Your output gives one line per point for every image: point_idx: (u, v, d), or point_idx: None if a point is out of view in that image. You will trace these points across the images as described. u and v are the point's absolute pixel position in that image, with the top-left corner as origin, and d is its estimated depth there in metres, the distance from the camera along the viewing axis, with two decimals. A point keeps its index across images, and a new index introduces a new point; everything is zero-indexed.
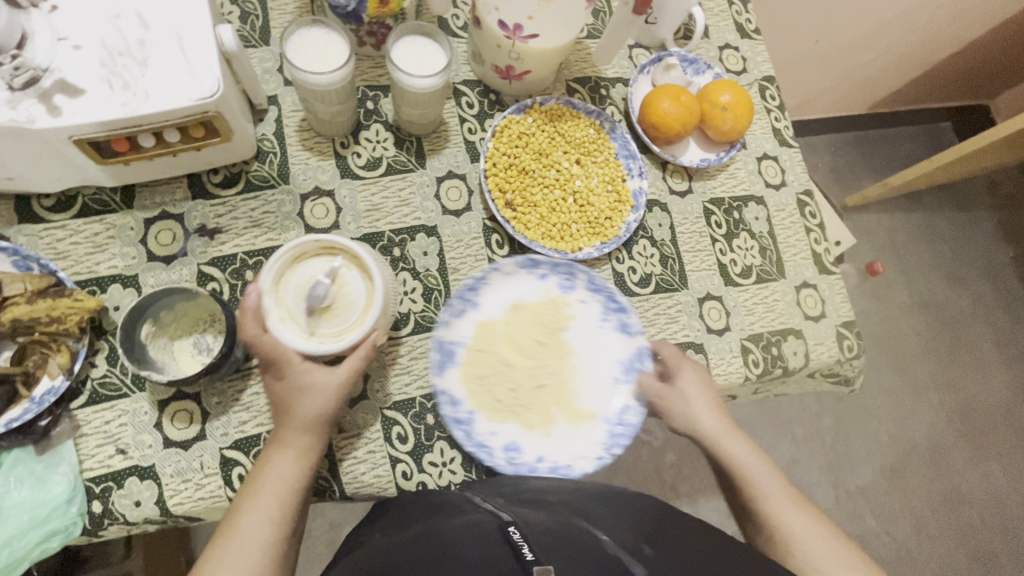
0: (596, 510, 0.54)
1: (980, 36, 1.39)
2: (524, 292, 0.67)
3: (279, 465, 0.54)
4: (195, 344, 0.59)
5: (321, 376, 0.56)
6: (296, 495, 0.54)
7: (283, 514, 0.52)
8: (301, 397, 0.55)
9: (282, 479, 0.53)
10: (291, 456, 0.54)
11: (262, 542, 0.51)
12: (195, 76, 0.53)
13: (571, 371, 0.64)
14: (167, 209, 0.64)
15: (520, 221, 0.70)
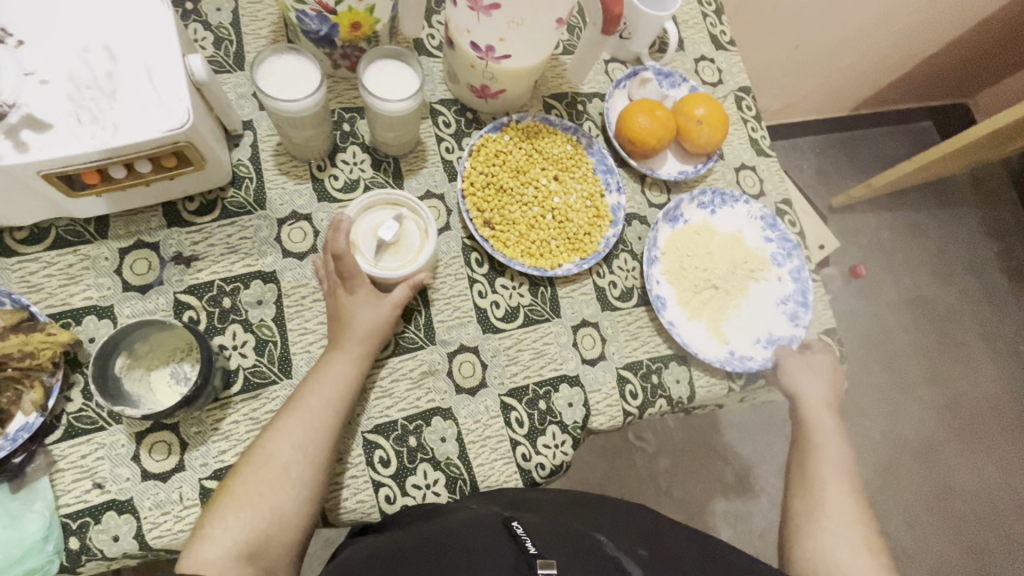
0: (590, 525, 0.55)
1: (953, 38, 1.41)
2: (750, 234, 0.81)
3: (337, 365, 0.59)
4: (172, 374, 0.59)
5: (379, 303, 0.62)
6: (349, 394, 0.59)
7: (340, 400, 0.58)
8: (360, 310, 0.61)
9: (341, 374, 0.59)
10: (348, 358, 0.60)
11: (320, 426, 0.56)
12: (163, 107, 0.53)
13: (762, 310, 0.77)
14: (142, 238, 0.64)
15: (499, 239, 0.71)
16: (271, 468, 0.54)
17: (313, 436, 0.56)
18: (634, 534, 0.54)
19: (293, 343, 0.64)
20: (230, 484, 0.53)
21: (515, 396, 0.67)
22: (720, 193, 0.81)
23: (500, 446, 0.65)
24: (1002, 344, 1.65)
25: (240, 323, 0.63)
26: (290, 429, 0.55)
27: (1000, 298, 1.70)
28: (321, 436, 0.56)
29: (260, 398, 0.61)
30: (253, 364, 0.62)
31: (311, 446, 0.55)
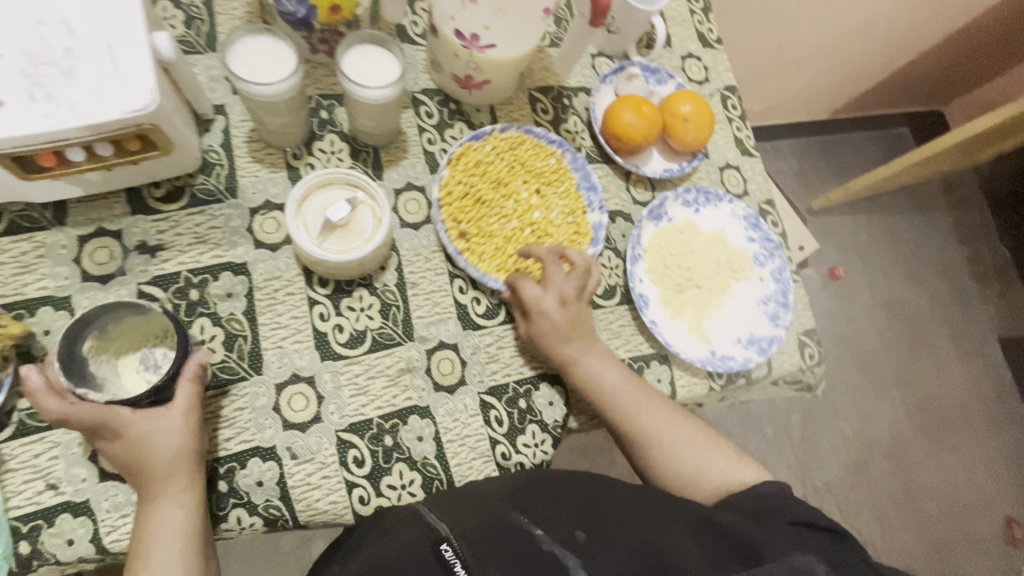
0: (567, 498, 0.53)
1: (931, 46, 1.44)
2: (733, 234, 0.81)
3: (166, 519, 0.51)
4: (142, 360, 0.54)
5: (168, 420, 0.52)
6: (195, 544, 0.51)
7: (191, 554, 0.50)
8: (151, 439, 0.51)
9: (168, 529, 0.50)
10: (172, 503, 0.51)
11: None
12: (126, 86, 0.50)
13: (745, 309, 0.77)
14: (103, 226, 0.61)
15: (474, 253, 0.68)
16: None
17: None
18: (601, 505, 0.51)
19: (264, 338, 0.61)
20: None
21: (495, 395, 0.66)
22: (704, 191, 0.81)
23: (479, 445, 0.64)
24: (970, 346, 1.70)
25: (209, 316, 0.60)
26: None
27: (969, 301, 1.74)
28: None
29: (228, 395, 0.58)
30: (221, 359, 0.59)
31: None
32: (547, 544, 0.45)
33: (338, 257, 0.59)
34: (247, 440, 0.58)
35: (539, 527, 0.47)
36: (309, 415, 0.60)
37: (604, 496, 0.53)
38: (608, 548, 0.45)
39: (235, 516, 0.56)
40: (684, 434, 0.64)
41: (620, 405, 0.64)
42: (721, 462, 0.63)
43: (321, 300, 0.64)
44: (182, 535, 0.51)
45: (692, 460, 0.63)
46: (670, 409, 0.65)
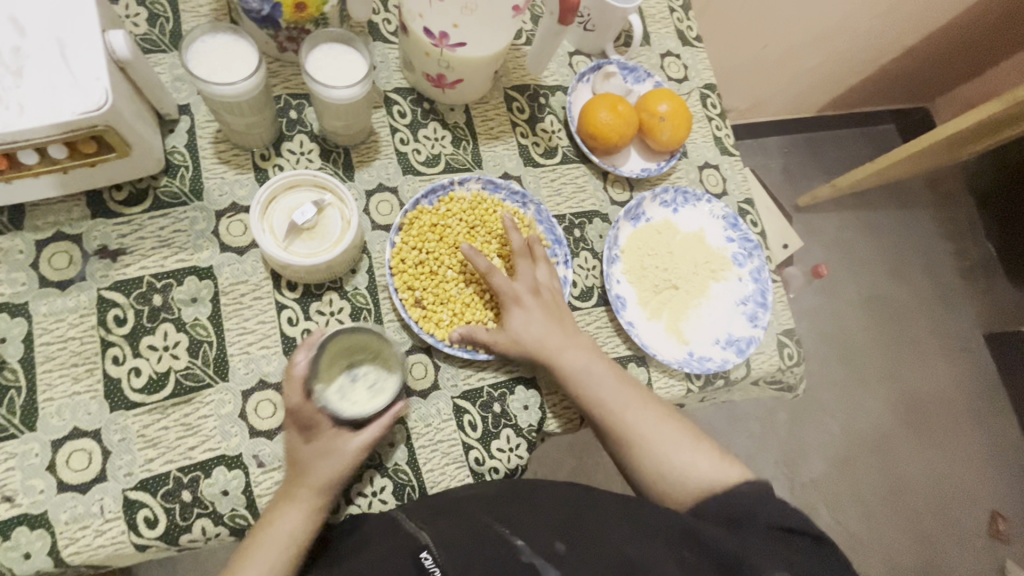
0: (544, 504, 0.51)
1: (915, 43, 1.44)
2: (711, 234, 0.80)
3: (286, 519, 0.52)
4: (349, 376, 0.56)
5: (347, 440, 0.55)
6: (295, 558, 0.52)
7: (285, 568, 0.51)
8: (322, 458, 0.54)
9: (282, 533, 0.52)
10: (301, 511, 0.53)
11: None
12: (77, 86, 0.48)
13: (724, 310, 0.77)
14: (63, 230, 0.59)
15: (430, 319, 0.65)
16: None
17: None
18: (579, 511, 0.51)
19: (230, 343, 0.60)
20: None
21: (469, 399, 0.65)
22: (683, 191, 0.80)
23: (452, 450, 0.63)
24: (955, 342, 1.71)
25: (172, 322, 0.59)
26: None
27: (954, 297, 1.75)
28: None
29: (191, 403, 0.57)
30: (186, 366, 0.58)
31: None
32: (528, 556, 0.44)
33: (303, 261, 0.57)
34: (212, 448, 0.56)
35: (520, 537, 0.46)
36: (277, 422, 0.59)
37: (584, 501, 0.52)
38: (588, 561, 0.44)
39: (199, 526, 0.54)
40: (664, 433, 0.61)
41: (602, 400, 0.62)
42: (706, 463, 0.59)
43: (290, 304, 0.62)
44: (291, 536, 0.52)
45: (673, 456, 0.60)
46: (654, 405, 0.63)
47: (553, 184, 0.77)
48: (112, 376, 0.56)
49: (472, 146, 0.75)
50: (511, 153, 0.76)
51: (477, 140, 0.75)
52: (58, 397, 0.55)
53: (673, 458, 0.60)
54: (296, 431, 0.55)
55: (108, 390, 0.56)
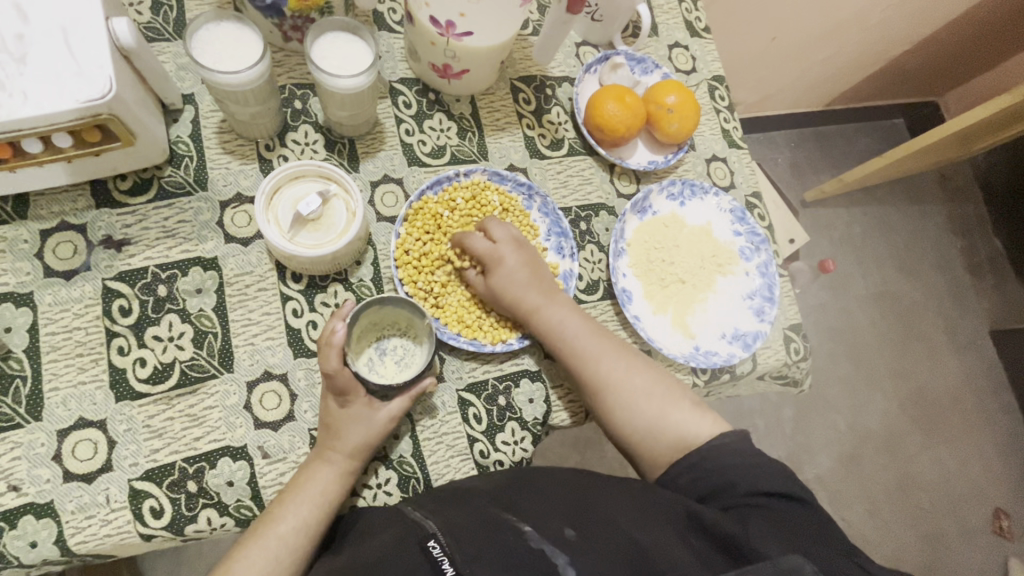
0: (554, 494, 0.51)
1: (926, 35, 1.42)
2: (718, 228, 0.79)
3: (319, 476, 0.55)
4: (377, 347, 0.59)
5: (380, 413, 0.57)
6: (327, 515, 0.54)
7: (317, 523, 0.53)
8: (353, 422, 0.56)
9: (315, 488, 0.54)
10: (331, 472, 0.55)
11: (297, 544, 0.52)
12: (81, 75, 0.48)
13: (731, 304, 0.76)
14: (67, 219, 0.59)
15: (434, 309, 0.65)
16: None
17: (277, 568, 0.50)
18: (590, 498, 0.50)
19: (234, 335, 0.60)
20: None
21: (474, 392, 0.65)
22: (690, 184, 0.79)
23: (457, 443, 0.63)
24: (961, 338, 1.70)
25: (177, 313, 0.59)
26: (251, 563, 0.50)
27: (961, 294, 1.74)
28: (290, 564, 0.51)
29: (196, 394, 0.57)
30: (191, 357, 0.58)
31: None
32: (537, 542, 0.43)
33: (309, 252, 0.57)
34: (217, 439, 0.56)
35: (528, 524, 0.46)
36: (281, 414, 0.58)
37: (593, 491, 0.51)
38: (597, 548, 0.43)
39: (205, 517, 0.54)
40: (641, 387, 0.62)
41: (580, 354, 0.63)
42: (681, 418, 0.60)
43: (294, 295, 0.62)
44: (323, 493, 0.54)
45: (649, 411, 0.60)
46: (633, 363, 0.63)
47: (559, 176, 0.76)
48: (117, 367, 0.56)
49: (478, 138, 0.74)
50: (517, 144, 0.75)
51: (483, 132, 0.74)
52: (63, 387, 0.54)
53: (648, 412, 0.61)
54: (332, 396, 0.57)
55: (113, 381, 0.56)
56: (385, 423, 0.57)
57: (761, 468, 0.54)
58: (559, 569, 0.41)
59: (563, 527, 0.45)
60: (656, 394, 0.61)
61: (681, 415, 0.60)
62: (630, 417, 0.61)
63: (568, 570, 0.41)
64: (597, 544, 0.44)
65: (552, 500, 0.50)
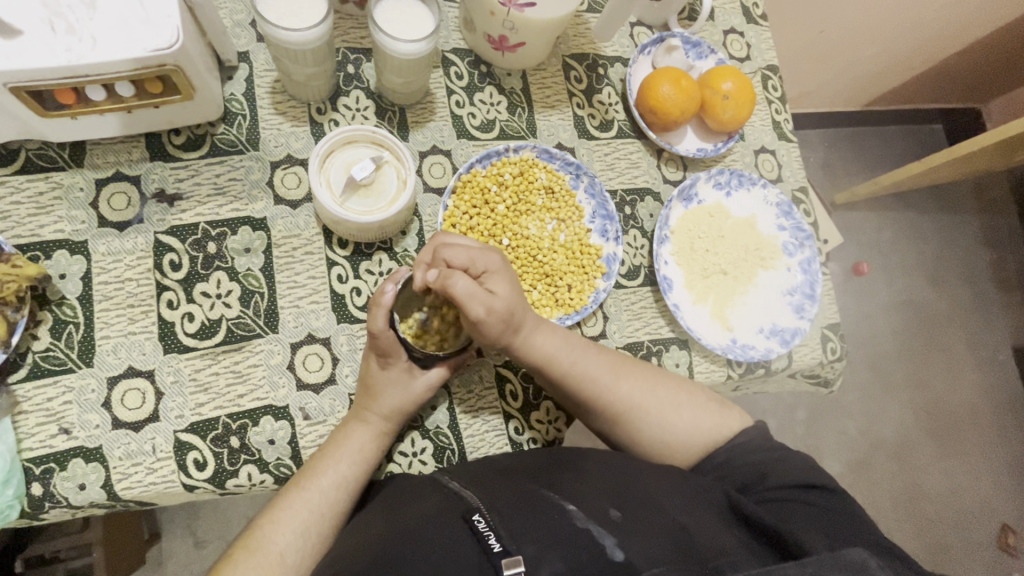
0: (595, 473, 0.51)
1: (981, 38, 1.37)
2: (763, 221, 0.78)
3: (356, 436, 0.55)
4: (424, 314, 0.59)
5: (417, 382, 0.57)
6: (364, 474, 0.55)
7: (355, 480, 0.54)
8: (391, 386, 0.56)
9: (353, 449, 0.54)
10: (368, 433, 0.55)
11: (334, 501, 0.53)
12: (149, 23, 0.47)
13: (772, 299, 0.75)
14: (122, 170, 0.59)
15: None
16: (265, 554, 0.49)
17: (318, 520, 0.52)
18: (628, 480, 0.50)
19: (280, 296, 0.60)
20: (221, 565, 0.49)
21: (511, 368, 0.65)
22: (738, 174, 0.78)
23: (492, 417, 0.63)
24: (985, 352, 1.67)
25: (226, 270, 0.59)
26: (293, 514, 0.51)
27: (989, 308, 1.70)
28: (328, 516, 0.52)
29: (242, 351, 0.58)
30: (237, 315, 0.58)
31: (315, 534, 0.51)
32: (582, 521, 0.43)
33: (361, 218, 0.57)
34: (260, 398, 0.57)
35: (572, 503, 0.45)
36: (323, 377, 0.59)
37: (634, 474, 0.51)
38: (644, 531, 0.43)
39: (246, 472, 0.55)
40: (666, 395, 0.60)
41: (586, 377, 0.59)
42: (705, 417, 0.59)
43: (340, 261, 0.62)
44: (360, 454, 0.55)
45: (672, 419, 0.59)
46: (641, 372, 0.61)
47: (606, 158, 0.75)
48: (166, 320, 0.57)
49: (527, 114, 0.73)
50: (566, 123, 0.74)
51: (533, 108, 0.73)
52: (114, 335, 0.55)
53: (671, 419, 0.59)
54: (374, 356, 0.57)
55: (162, 333, 0.56)
56: (420, 391, 0.57)
57: (801, 463, 0.53)
58: (606, 550, 0.41)
59: (607, 508, 0.45)
60: (675, 398, 0.60)
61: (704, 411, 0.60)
62: (653, 429, 0.59)
63: (615, 551, 0.41)
64: (641, 526, 0.43)
65: (593, 481, 0.49)
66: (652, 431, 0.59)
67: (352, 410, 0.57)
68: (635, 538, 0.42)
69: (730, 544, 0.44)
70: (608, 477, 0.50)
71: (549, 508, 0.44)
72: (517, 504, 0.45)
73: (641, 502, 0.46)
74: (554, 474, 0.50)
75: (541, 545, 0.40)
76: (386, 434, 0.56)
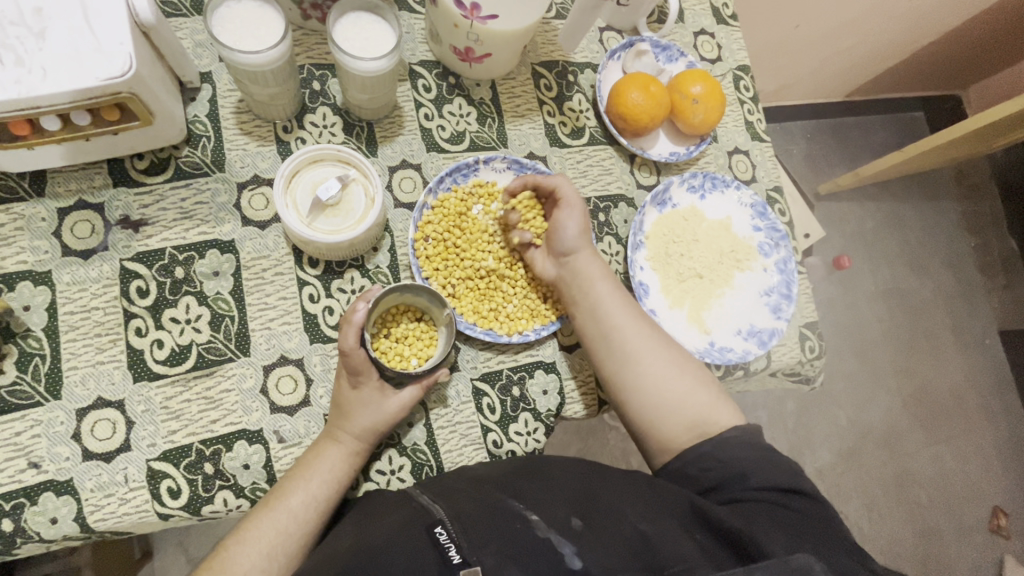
0: (564, 484, 0.50)
1: (953, 27, 1.38)
2: (738, 222, 0.78)
3: (328, 455, 0.55)
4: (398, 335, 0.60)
5: (390, 402, 0.57)
6: (335, 493, 0.54)
7: (326, 500, 0.54)
8: (363, 406, 0.56)
9: (325, 469, 0.54)
10: (340, 453, 0.55)
11: (303, 522, 0.52)
12: (100, 51, 0.47)
13: (748, 301, 0.75)
14: (85, 198, 0.59)
15: (452, 298, 0.64)
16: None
17: (286, 540, 0.51)
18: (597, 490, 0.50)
19: (251, 319, 0.59)
20: None
21: (488, 381, 0.65)
22: (712, 176, 0.78)
23: (470, 432, 0.63)
24: (970, 337, 1.68)
25: (195, 295, 0.59)
26: (260, 533, 0.51)
27: (972, 293, 1.72)
28: (299, 536, 0.52)
29: (213, 376, 0.57)
30: (207, 339, 0.58)
31: (281, 553, 0.51)
32: (544, 531, 0.43)
33: (329, 238, 0.56)
34: (234, 422, 0.56)
35: (535, 513, 0.45)
36: (297, 399, 0.59)
37: (604, 483, 0.51)
38: (605, 539, 0.43)
39: (221, 498, 0.54)
40: (676, 355, 0.62)
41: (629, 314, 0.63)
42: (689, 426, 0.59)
43: (311, 281, 0.62)
44: (333, 473, 0.55)
45: (672, 392, 0.60)
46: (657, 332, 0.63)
47: (579, 166, 0.75)
48: (135, 348, 0.56)
49: (498, 124, 0.73)
50: (537, 132, 0.74)
51: (503, 118, 0.73)
52: (82, 366, 0.55)
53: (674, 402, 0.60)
54: (346, 375, 0.57)
55: (132, 361, 0.56)
56: (394, 409, 0.57)
57: (768, 468, 0.54)
58: (565, 558, 0.41)
59: (569, 516, 0.45)
60: (680, 383, 0.60)
61: (706, 403, 0.60)
62: (647, 390, 0.60)
63: (574, 560, 0.41)
64: (605, 537, 0.43)
65: (561, 489, 0.49)
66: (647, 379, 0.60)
67: (324, 429, 0.57)
68: (596, 548, 0.42)
69: (700, 554, 0.44)
70: (576, 488, 0.50)
71: (512, 518, 0.44)
72: (481, 514, 0.45)
73: (607, 512, 0.46)
74: (522, 483, 0.50)
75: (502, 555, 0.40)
76: (359, 453, 0.56)
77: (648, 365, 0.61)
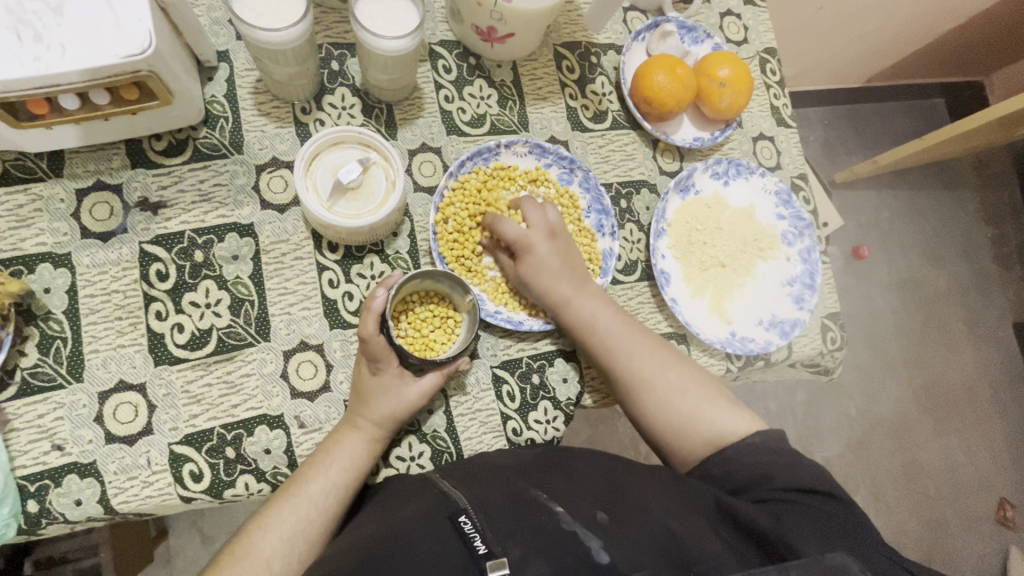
0: (586, 477, 0.50)
1: (981, 11, 1.33)
2: (762, 210, 0.76)
3: (348, 442, 0.55)
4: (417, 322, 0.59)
5: (409, 390, 0.56)
6: (355, 480, 0.54)
7: (346, 487, 0.54)
8: (383, 395, 0.55)
9: (345, 456, 0.54)
10: (360, 439, 0.55)
11: (323, 509, 0.52)
12: (118, 27, 0.45)
13: (770, 291, 0.74)
14: (103, 179, 0.58)
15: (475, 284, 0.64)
16: (252, 561, 0.48)
17: (307, 527, 0.51)
18: (621, 483, 0.49)
19: (271, 303, 0.59)
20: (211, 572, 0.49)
21: (508, 368, 0.64)
22: (736, 163, 0.76)
23: (490, 419, 0.62)
24: (984, 330, 1.66)
25: (214, 279, 0.58)
26: (281, 517, 0.50)
27: (988, 284, 1.69)
28: (319, 523, 0.52)
29: (234, 360, 0.57)
30: (227, 324, 0.57)
31: (301, 540, 0.50)
32: (569, 524, 0.42)
33: (350, 222, 0.55)
34: (255, 407, 0.56)
35: (560, 505, 0.44)
36: (318, 384, 0.58)
37: (627, 477, 0.50)
38: (632, 534, 0.42)
39: (243, 483, 0.54)
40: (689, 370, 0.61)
41: (613, 348, 0.61)
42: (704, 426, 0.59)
43: (331, 266, 0.61)
44: (353, 460, 0.54)
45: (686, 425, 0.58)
46: (666, 354, 0.61)
47: (601, 150, 0.73)
48: (155, 331, 0.56)
49: (519, 107, 0.71)
50: (558, 115, 0.72)
51: (525, 101, 0.71)
52: (104, 349, 0.55)
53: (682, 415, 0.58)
54: (366, 362, 0.57)
55: (152, 344, 0.56)
56: (414, 398, 0.56)
57: (795, 464, 0.53)
58: (592, 552, 0.40)
59: (595, 510, 0.44)
60: (703, 389, 0.60)
61: (719, 416, 0.58)
62: (669, 415, 0.59)
63: (602, 554, 0.40)
64: (631, 531, 0.43)
65: (584, 483, 0.49)
66: (666, 402, 0.59)
67: (344, 415, 0.56)
68: (623, 542, 0.42)
69: (727, 552, 0.44)
70: (598, 481, 0.49)
71: (536, 511, 0.44)
72: (506, 507, 0.44)
73: (631, 506, 0.46)
74: (544, 475, 0.50)
75: (528, 549, 0.40)
76: (378, 440, 0.56)
77: (665, 391, 0.59)
